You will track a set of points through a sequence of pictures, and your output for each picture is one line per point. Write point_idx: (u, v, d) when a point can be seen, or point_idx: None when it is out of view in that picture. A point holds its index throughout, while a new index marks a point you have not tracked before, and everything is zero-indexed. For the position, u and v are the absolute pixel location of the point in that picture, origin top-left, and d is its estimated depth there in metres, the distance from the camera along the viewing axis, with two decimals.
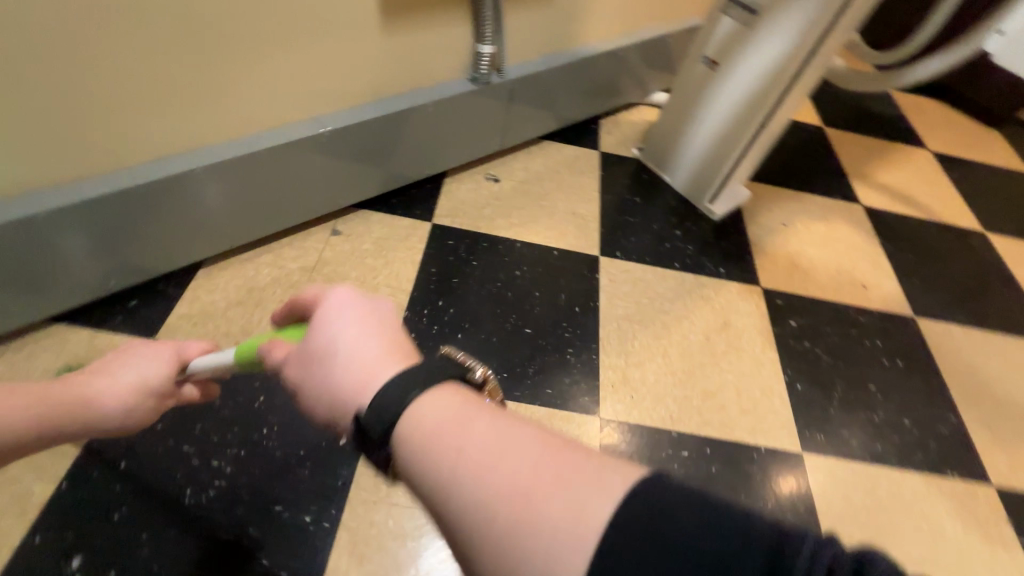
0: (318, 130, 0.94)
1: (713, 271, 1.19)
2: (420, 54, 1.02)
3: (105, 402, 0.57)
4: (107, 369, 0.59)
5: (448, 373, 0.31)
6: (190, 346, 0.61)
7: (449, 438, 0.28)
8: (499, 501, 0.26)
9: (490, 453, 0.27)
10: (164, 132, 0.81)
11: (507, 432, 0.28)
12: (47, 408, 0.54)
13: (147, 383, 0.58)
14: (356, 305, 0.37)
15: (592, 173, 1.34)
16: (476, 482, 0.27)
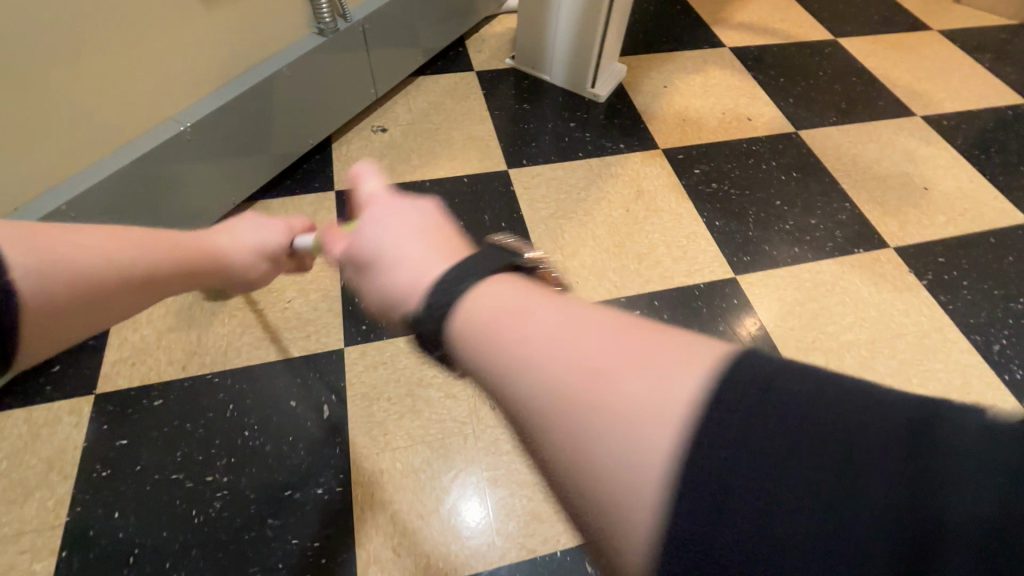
0: (177, 130, 0.88)
1: (614, 149, 1.24)
2: (255, 19, 0.95)
3: (234, 253, 0.56)
4: (229, 229, 0.58)
5: (496, 261, 0.27)
6: (296, 223, 0.65)
7: (565, 351, 0.22)
8: (638, 420, 0.20)
9: (610, 374, 0.21)
10: (12, 182, 0.76)
11: (591, 333, 0.22)
12: (202, 257, 0.53)
13: (266, 245, 0.59)
14: (410, 209, 0.34)
15: (475, 94, 1.33)
16: (632, 413, 0.20)
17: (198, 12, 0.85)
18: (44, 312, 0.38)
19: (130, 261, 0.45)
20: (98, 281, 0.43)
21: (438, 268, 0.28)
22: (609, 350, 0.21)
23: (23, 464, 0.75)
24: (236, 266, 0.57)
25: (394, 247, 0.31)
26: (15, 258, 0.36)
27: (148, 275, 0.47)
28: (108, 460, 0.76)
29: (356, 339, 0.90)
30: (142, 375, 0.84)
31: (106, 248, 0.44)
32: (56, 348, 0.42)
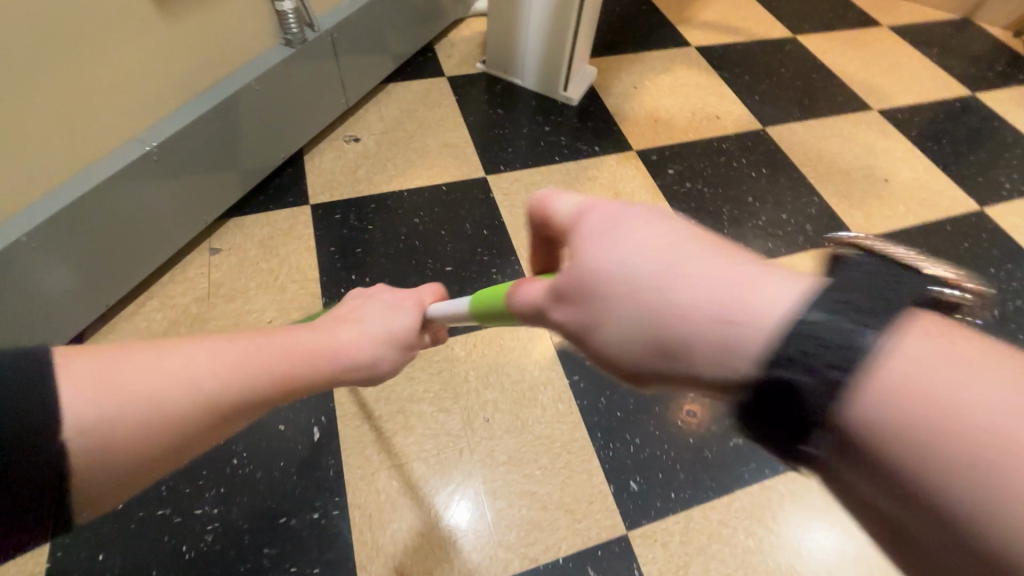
0: (142, 150, 0.84)
1: (590, 152, 1.25)
2: (220, 32, 0.92)
3: (362, 347, 0.52)
4: (357, 319, 0.54)
5: (896, 288, 0.22)
6: (422, 298, 0.62)
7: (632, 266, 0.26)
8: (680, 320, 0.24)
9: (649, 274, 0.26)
10: None
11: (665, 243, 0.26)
12: (327, 357, 0.48)
13: (394, 333, 0.55)
14: (651, 218, 0.27)
15: (448, 100, 1.32)
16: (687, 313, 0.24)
17: (158, 26, 0.82)
18: (117, 446, 0.34)
19: (215, 389, 0.38)
20: (170, 409, 0.36)
21: (784, 298, 0.23)
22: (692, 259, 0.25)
23: None
24: (364, 358, 0.52)
25: (657, 270, 0.25)
26: (70, 409, 0.32)
27: (252, 398, 0.41)
28: None
29: None
30: None
31: (196, 376, 0.38)
32: (125, 492, 0.37)
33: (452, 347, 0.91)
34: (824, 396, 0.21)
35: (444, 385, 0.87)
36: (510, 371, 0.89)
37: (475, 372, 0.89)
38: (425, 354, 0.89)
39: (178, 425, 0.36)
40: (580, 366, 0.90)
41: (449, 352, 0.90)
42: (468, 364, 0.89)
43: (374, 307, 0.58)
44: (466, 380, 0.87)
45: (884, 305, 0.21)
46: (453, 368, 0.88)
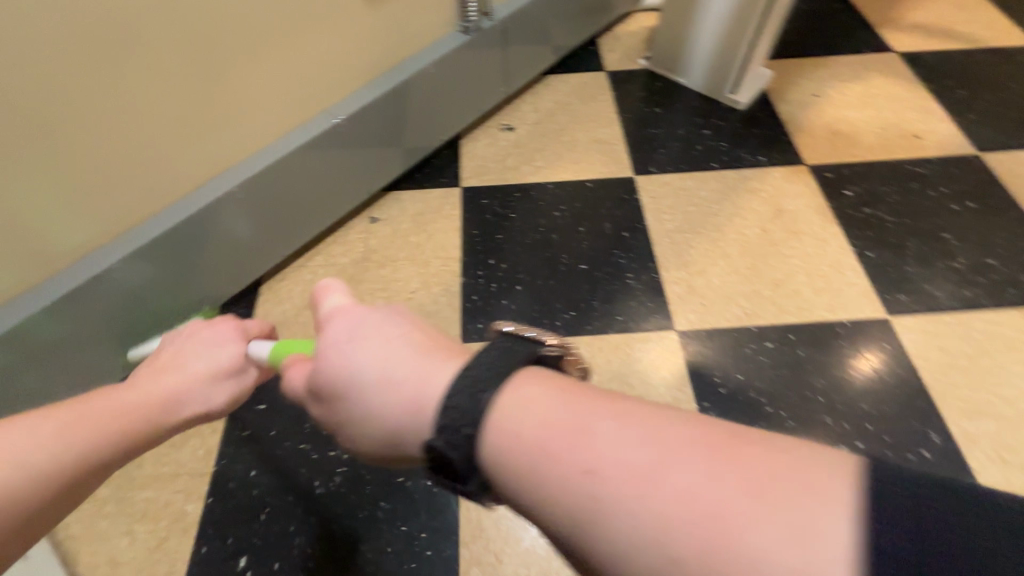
0: (331, 122, 0.94)
1: (753, 162, 1.15)
2: (408, 18, 0.99)
3: (179, 393, 0.58)
4: (180, 363, 0.60)
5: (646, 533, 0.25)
6: (246, 326, 0.67)
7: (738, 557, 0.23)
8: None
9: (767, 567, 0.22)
10: (191, 166, 0.83)
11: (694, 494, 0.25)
12: (151, 407, 0.55)
13: (222, 365, 0.62)
14: None
15: (604, 95, 1.29)
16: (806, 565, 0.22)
17: (359, 10, 0.91)
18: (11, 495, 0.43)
19: (63, 453, 0.47)
20: (16, 490, 0.43)
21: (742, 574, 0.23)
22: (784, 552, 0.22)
23: None
24: (198, 402, 0.59)
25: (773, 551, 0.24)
26: None
27: (112, 446, 0.50)
28: (249, 422, 0.84)
29: (471, 336, 0.92)
30: None
31: (43, 449, 0.46)
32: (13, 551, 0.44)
33: (577, 347, 0.90)
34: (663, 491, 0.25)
35: None
36: (634, 384, 0.86)
37: (598, 377, 0.87)
38: None
39: (49, 473, 0.45)
40: (711, 392, 0.85)
41: None
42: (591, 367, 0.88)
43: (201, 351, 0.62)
44: None
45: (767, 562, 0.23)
46: None
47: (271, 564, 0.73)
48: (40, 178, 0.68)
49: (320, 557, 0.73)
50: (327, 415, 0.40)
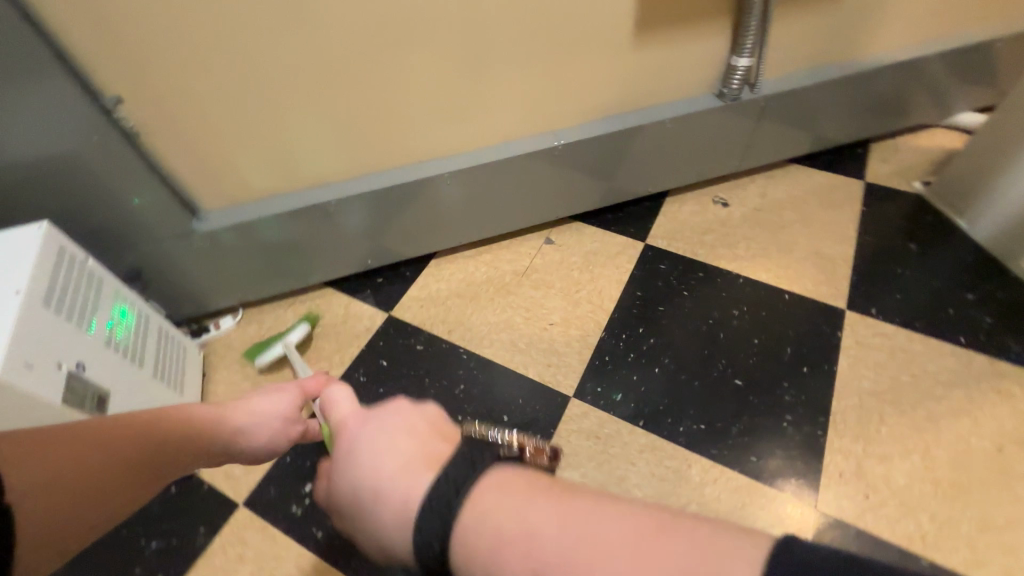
0: (552, 143, 0.97)
1: (1022, 359, 0.87)
2: (669, 70, 0.96)
3: (246, 429, 0.55)
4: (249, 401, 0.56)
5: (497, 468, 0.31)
6: (307, 382, 0.60)
7: (501, 517, 0.28)
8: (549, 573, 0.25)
9: (536, 522, 0.27)
10: (423, 143, 0.93)
11: (387, 450, 0.34)
12: (216, 439, 0.52)
13: (281, 413, 0.57)
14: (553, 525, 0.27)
15: (851, 207, 1.11)
16: (416, 483, 0.31)
17: (626, 53, 0.90)
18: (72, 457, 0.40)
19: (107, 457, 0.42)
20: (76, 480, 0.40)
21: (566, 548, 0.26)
22: (561, 515, 0.27)
23: (328, 337, 0.98)
24: (256, 446, 0.56)
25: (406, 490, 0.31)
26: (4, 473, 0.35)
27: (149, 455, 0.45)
28: (369, 372, 0.92)
29: (586, 396, 0.87)
30: (422, 320, 0.99)
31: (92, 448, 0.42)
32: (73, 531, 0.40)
33: (690, 464, 0.80)
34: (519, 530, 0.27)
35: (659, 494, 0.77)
36: None
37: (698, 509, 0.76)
38: (658, 451, 0.81)
39: (106, 451, 0.42)
40: None
41: (683, 467, 0.80)
42: (695, 494, 0.77)
43: (262, 402, 0.57)
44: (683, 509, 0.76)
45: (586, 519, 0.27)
46: (676, 487, 0.78)
47: (325, 504, 0.78)
48: (314, 117, 0.82)
49: None
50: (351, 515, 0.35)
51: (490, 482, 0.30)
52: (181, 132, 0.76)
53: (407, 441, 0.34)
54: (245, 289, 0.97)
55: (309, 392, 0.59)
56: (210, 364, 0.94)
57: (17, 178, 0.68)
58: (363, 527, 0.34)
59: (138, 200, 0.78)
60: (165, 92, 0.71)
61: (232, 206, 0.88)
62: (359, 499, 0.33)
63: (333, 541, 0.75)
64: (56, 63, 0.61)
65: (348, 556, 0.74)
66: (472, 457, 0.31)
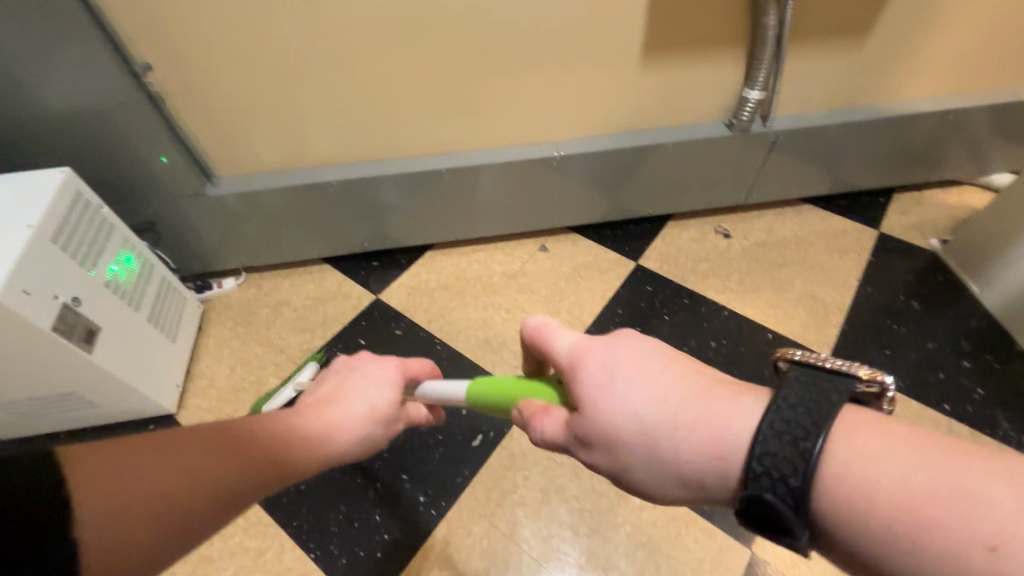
0: (552, 153, 0.99)
1: (1008, 436, 0.83)
2: (679, 94, 0.96)
3: (354, 428, 0.48)
4: (342, 391, 0.50)
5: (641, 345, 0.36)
6: (409, 363, 0.55)
7: (847, 452, 0.27)
8: (884, 499, 0.26)
9: (880, 454, 0.27)
10: (428, 139, 0.95)
11: (655, 385, 0.34)
12: (319, 441, 0.45)
13: (385, 408, 0.51)
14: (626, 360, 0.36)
15: (857, 255, 1.07)
16: (729, 419, 0.31)
17: (635, 73, 0.91)
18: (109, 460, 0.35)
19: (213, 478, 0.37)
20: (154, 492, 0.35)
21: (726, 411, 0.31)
22: (892, 447, 0.27)
23: (316, 309, 1.03)
24: (365, 440, 0.49)
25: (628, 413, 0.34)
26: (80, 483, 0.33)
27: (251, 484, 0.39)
28: (347, 347, 0.97)
29: None
30: (406, 306, 1.03)
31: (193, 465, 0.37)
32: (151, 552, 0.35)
33: None
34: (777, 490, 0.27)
35: (596, 509, 0.78)
36: (663, 567, 0.73)
37: (632, 530, 0.76)
38: None
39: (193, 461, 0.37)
40: None
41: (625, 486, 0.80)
42: (632, 515, 0.77)
43: (367, 391, 0.51)
44: (616, 528, 0.76)
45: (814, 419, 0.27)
46: (615, 505, 0.78)
47: None
48: (323, 102, 0.86)
49: (309, 487, 0.80)
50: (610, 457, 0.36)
51: (839, 422, 0.28)
52: (202, 102, 0.82)
53: (682, 377, 0.34)
54: (249, 254, 1.04)
55: (409, 373, 0.54)
56: (207, 318, 1.01)
57: (53, 126, 0.77)
58: (625, 452, 0.35)
59: (157, 160, 0.85)
60: (187, 63, 0.77)
61: (243, 175, 0.94)
62: (648, 435, 0.33)
63: (279, 500, 0.79)
64: (89, 29, 0.68)
65: (290, 516, 0.78)
66: (825, 397, 0.28)
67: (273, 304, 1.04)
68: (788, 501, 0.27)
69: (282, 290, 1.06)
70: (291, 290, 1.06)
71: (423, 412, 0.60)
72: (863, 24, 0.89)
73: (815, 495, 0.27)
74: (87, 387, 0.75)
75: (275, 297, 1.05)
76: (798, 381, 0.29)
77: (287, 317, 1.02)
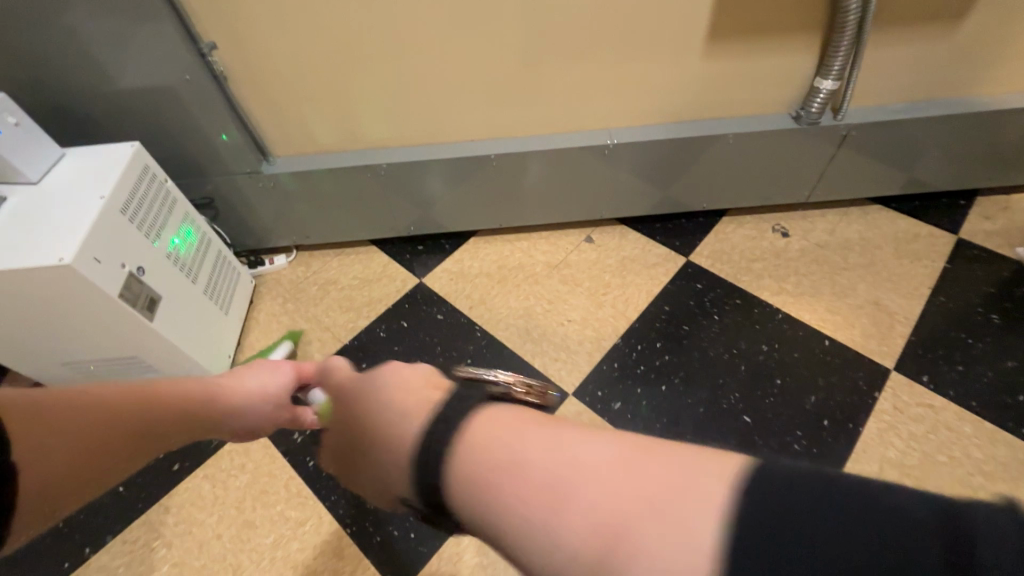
0: (604, 141, 0.95)
1: None
2: (744, 83, 0.91)
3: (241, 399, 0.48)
4: (238, 372, 0.51)
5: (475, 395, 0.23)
6: (305, 361, 0.55)
7: (506, 449, 0.20)
8: (570, 520, 0.18)
9: (565, 455, 0.19)
10: (478, 124, 0.94)
11: (379, 380, 0.27)
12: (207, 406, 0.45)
13: (272, 392, 0.51)
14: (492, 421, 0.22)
15: (930, 261, 1.00)
16: (505, 457, 0.20)
17: (697, 60, 0.86)
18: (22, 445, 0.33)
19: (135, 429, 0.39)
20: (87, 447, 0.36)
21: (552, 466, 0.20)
22: (583, 445, 0.19)
23: (361, 290, 1.05)
24: (246, 420, 0.49)
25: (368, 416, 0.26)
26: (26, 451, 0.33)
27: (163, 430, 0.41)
28: (389, 330, 0.98)
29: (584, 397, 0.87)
30: (449, 292, 1.03)
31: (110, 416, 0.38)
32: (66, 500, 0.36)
33: None
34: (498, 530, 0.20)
35: None
36: None
37: None
38: None
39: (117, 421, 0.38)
40: None
41: None
42: None
43: (255, 377, 0.51)
44: None
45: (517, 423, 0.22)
46: None
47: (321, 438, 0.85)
48: (376, 85, 0.86)
49: None
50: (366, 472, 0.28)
51: (489, 410, 0.22)
52: (260, 81, 0.84)
53: (393, 371, 0.27)
54: (300, 232, 1.07)
55: (307, 374, 0.53)
56: (258, 293, 1.05)
57: (124, 102, 0.80)
58: (342, 448, 0.28)
59: (218, 137, 0.88)
60: (248, 43, 0.78)
61: (296, 155, 0.96)
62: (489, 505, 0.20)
63: (319, 473, 0.82)
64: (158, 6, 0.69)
65: (329, 490, 0.80)
66: (472, 394, 0.23)
67: (319, 282, 1.06)
68: (439, 506, 0.21)
69: (329, 270, 1.08)
70: (338, 270, 1.08)
71: (314, 419, 0.55)
72: (959, 9, 0.81)
73: (447, 491, 0.21)
74: (148, 352, 0.79)
75: (322, 277, 1.07)
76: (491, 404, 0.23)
77: (333, 297, 1.04)
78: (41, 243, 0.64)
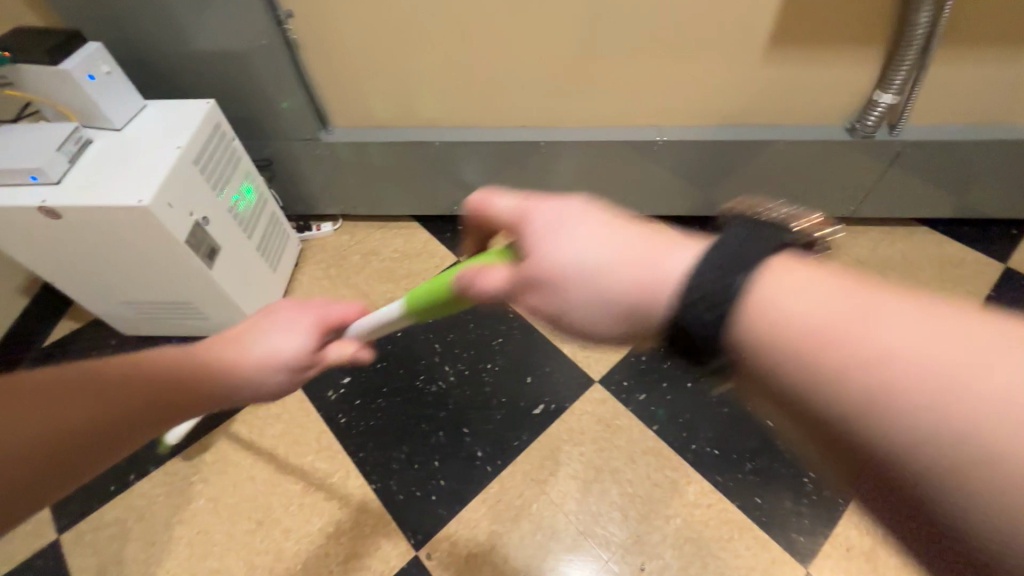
0: (653, 138, 0.96)
1: None
2: (799, 92, 0.90)
3: (240, 368, 0.43)
4: (248, 333, 0.45)
5: (771, 239, 0.26)
6: (329, 309, 0.50)
7: (877, 317, 0.22)
8: (878, 361, 0.21)
9: (893, 316, 0.22)
10: (530, 110, 0.96)
11: (607, 233, 0.29)
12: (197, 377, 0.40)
13: (285, 350, 0.45)
14: (594, 220, 0.30)
15: (973, 288, 0.98)
16: (658, 259, 0.27)
17: (756, 64, 0.86)
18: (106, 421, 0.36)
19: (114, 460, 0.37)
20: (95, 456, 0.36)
21: (681, 255, 0.27)
22: (912, 311, 0.22)
23: (401, 263, 1.08)
24: (274, 380, 0.45)
25: (559, 264, 0.30)
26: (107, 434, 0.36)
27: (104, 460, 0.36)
28: None
29: (610, 385, 0.88)
30: None
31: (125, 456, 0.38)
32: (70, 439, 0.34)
33: (689, 482, 0.79)
34: (702, 327, 0.25)
35: (648, 497, 0.78)
36: (710, 567, 0.72)
37: (682, 524, 0.75)
38: (662, 458, 0.81)
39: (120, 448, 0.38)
40: None
41: (681, 481, 0.79)
42: (685, 511, 0.76)
43: (273, 335, 0.45)
44: (666, 519, 0.76)
45: (740, 255, 0.25)
46: (668, 496, 0.77)
47: (354, 398, 0.89)
48: (438, 64, 0.88)
49: (377, 425, 0.86)
50: (542, 301, 0.32)
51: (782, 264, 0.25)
52: (327, 53, 0.87)
53: (639, 226, 0.30)
54: (348, 202, 1.11)
55: (331, 321, 0.49)
56: (303, 256, 1.09)
57: (200, 61, 0.85)
58: (555, 302, 0.31)
59: (283, 102, 0.92)
60: (321, 14, 0.82)
61: (353, 128, 1.00)
62: (585, 276, 0.29)
63: (349, 431, 0.85)
64: None
65: (357, 447, 0.84)
66: (768, 241, 0.26)
67: (362, 252, 1.10)
68: (711, 338, 0.25)
69: (372, 241, 1.12)
70: (380, 242, 1.12)
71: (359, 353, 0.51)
72: None
73: (733, 333, 0.24)
74: (202, 299, 0.84)
75: (365, 246, 1.11)
76: (740, 224, 0.27)
77: (374, 266, 1.08)
78: (123, 187, 0.69)
